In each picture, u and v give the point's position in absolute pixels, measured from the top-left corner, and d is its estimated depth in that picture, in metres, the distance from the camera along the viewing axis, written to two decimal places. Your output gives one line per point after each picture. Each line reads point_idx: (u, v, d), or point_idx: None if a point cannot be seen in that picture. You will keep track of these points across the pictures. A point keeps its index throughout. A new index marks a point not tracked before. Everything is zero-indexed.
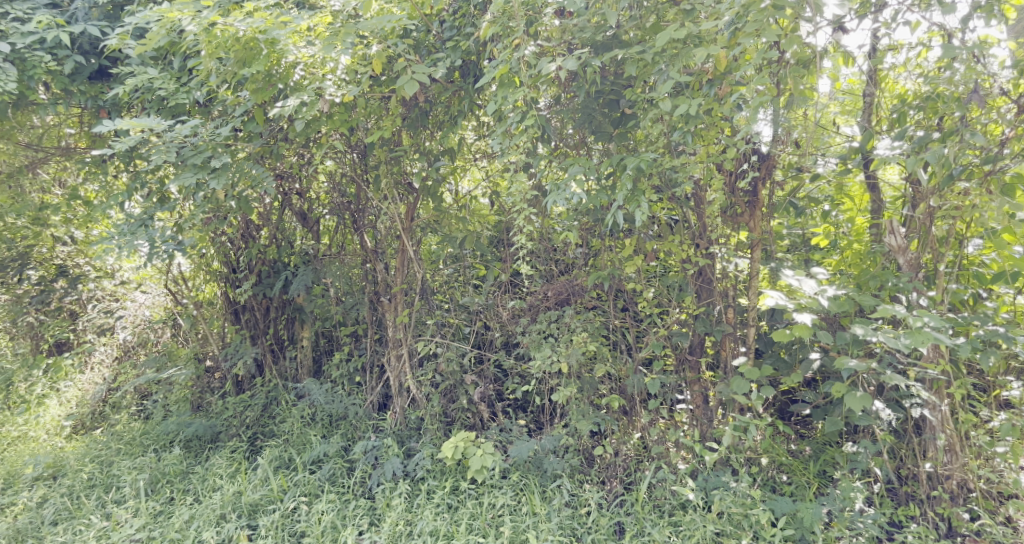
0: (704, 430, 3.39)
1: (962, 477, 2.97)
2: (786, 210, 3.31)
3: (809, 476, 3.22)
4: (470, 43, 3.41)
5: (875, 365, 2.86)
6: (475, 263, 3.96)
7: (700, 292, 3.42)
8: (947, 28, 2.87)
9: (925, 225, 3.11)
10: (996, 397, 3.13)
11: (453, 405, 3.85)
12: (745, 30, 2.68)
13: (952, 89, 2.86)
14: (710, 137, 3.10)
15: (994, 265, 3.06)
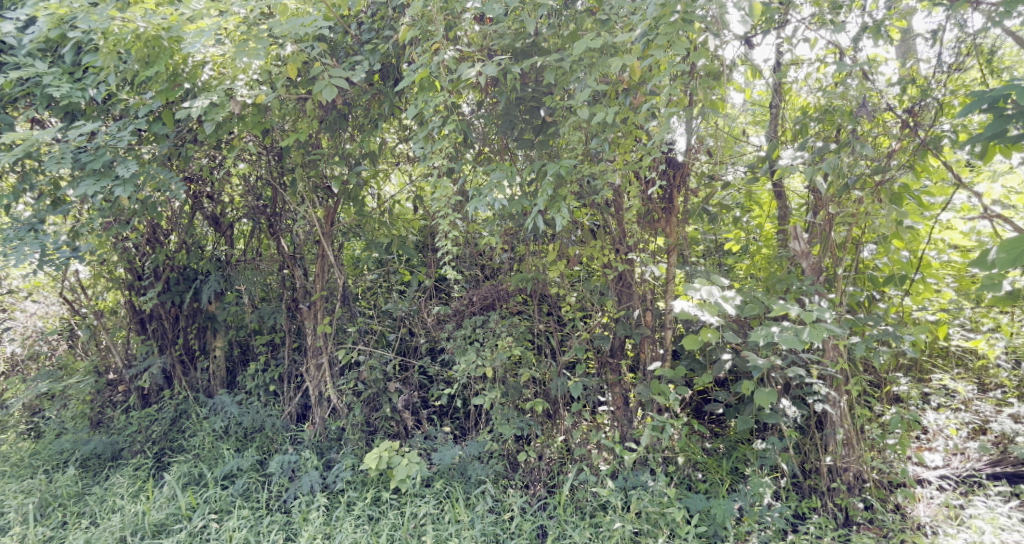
0: (625, 431, 3.45)
1: (858, 469, 3.13)
2: (700, 216, 3.46)
3: (722, 474, 3.34)
4: (389, 46, 3.35)
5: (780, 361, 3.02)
6: (400, 268, 3.93)
7: (621, 296, 3.49)
8: (841, 47, 3.04)
9: (825, 231, 3.26)
10: (887, 392, 3.34)
11: (376, 414, 3.80)
12: (657, 42, 2.74)
13: (845, 104, 3.01)
14: (627, 145, 3.14)
15: (885, 269, 3.32)
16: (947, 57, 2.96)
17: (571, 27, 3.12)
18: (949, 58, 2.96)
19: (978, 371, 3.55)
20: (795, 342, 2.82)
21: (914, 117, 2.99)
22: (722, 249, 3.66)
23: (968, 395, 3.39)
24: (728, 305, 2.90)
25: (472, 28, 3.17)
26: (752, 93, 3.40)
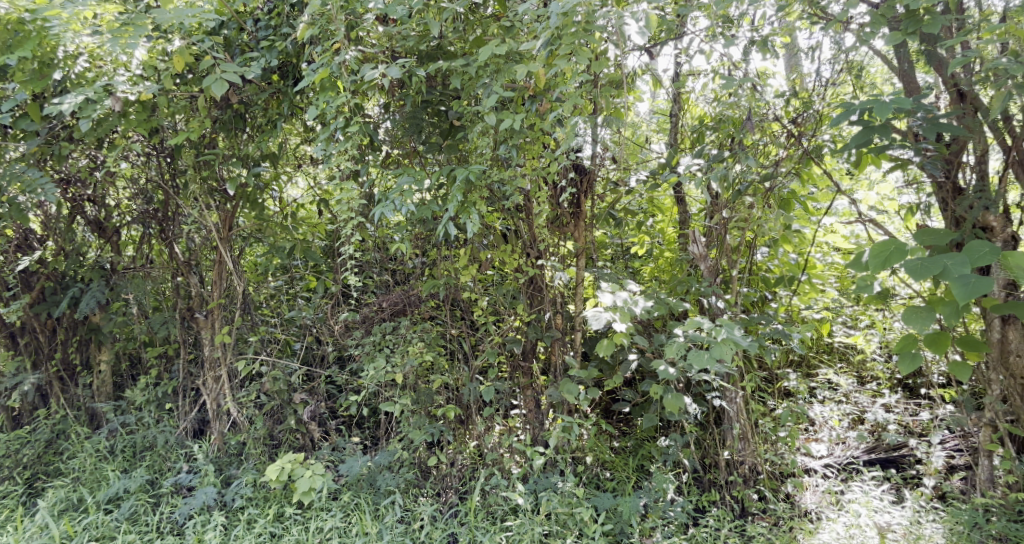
0: (536, 433, 3.46)
1: (753, 461, 3.24)
2: (607, 220, 3.52)
3: (629, 472, 3.41)
4: (287, 44, 3.23)
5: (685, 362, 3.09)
6: (305, 274, 3.79)
7: (532, 299, 3.48)
8: (732, 60, 3.16)
9: (721, 235, 3.39)
10: (778, 388, 3.59)
11: (280, 426, 3.65)
12: (560, 52, 2.75)
13: (733, 115, 3.18)
14: (534, 151, 3.14)
15: (776, 270, 3.52)
16: (828, 72, 3.11)
17: (477, 33, 3.12)
18: (829, 72, 3.11)
19: (857, 364, 3.82)
20: (703, 359, 2.88)
21: (798, 127, 3.15)
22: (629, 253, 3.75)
23: (847, 388, 3.63)
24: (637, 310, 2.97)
25: (374, 27, 3.10)
26: (656, 102, 3.54)
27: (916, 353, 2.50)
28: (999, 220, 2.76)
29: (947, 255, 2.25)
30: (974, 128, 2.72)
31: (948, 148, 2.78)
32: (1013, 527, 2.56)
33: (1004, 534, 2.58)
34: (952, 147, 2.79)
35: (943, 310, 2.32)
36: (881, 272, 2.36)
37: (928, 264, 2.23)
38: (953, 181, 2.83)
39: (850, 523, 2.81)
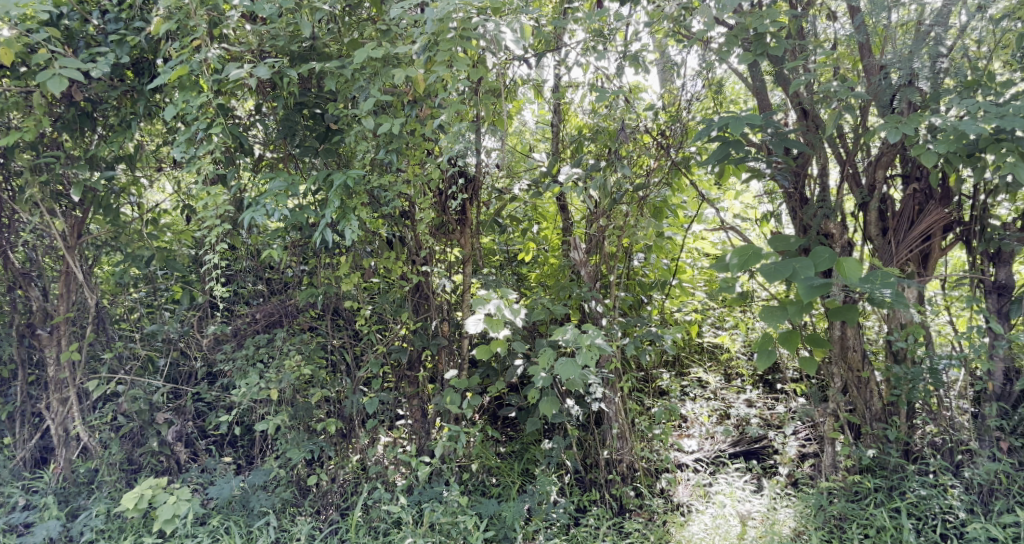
0: (422, 444, 3.32)
1: (631, 460, 3.31)
2: (492, 227, 3.49)
3: (514, 476, 3.38)
4: (140, 39, 3.00)
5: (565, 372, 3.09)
6: (170, 286, 3.55)
7: (417, 307, 3.35)
8: (607, 73, 3.27)
9: (599, 241, 3.45)
10: (654, 387, 3.73)
11: (140, 450, 3.38)
12: (437, 57, 2.70)
13: (607, 126, 3.26)
14: (416, 156, 3.03)
15: (651, 275, 3.65)
16: (694, 88, 3.26)
17: (352, 35, 3.01)
18: (695, 88, 3.25)
19: (724, 362, 4.05)
20: (571, 368, 2.88)
21: (666, 139, 3.30)
22: (514, 259, 3.72)
23: (715, 385, 3.88)
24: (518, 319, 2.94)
25: (239, 24, 2.93)
26: (541, 111, 3.54)
27: (773, 350, 2.69)
28: (839, 227, 2.99)
29: (797, 259, 2.43)
30: (815, 144, 2.96)
31: (795, 160, 3.01)
32: (851, 507, 2.76)
33: (844, 514, 2.77)
34: (799, 160, 3.02)
35: (791, 311, 2.50)
36: (741, 273, 2.51)
37: (779, 267, 2.41)
38: (800, 192, 3.06)
39: (716, 514, 2.94)
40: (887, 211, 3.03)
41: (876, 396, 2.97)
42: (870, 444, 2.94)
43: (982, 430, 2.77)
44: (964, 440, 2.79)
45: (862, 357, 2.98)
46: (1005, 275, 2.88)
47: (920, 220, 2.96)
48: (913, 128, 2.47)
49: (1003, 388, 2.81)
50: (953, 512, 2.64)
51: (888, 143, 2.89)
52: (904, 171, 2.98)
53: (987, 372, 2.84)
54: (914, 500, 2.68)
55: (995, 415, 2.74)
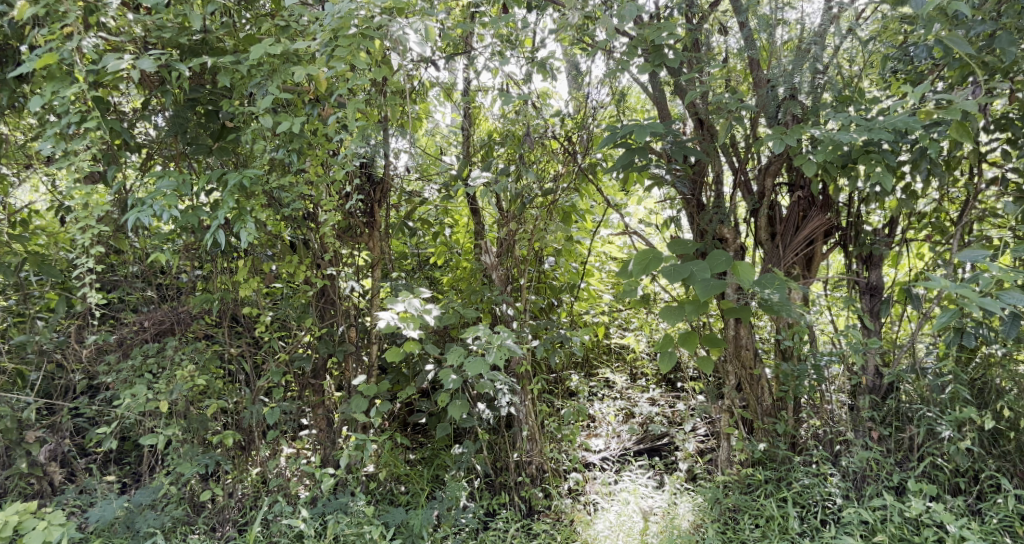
0: (327, 454, 3.23)
1: (540, 461, 3.32)
2: (401, 230, 3.42)
3: (423, 483, 3.29)
4: (3, 24, 2.77)
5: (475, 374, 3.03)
6: (45, 293, 3.27)
7: (322, 312, 3.25)
8: (516, 79, 3.28)
9: (510, 245, 3.44)
10: (564, 388, 3.78)
11: (6, 473, 3.11)
12: (337, 54, 2.60)
13: (513, 132, 3.32)
14: (319, 154, 2.92)
15: (561, 278, 3.71)
16: (602, 95, 3.32)
17: (248, 30, 2.91)
18: (603, 95, 3.32)
19: (630, 362, 4.18)
20: (479, 366, 2.80)
21: (574, 145, 3.33)
22: (427, 263, 3.70)
23: (622, 385, 3.98)
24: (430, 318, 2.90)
25: (120, 13, 2.74)
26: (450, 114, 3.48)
27: (672, 351, 2.80)
28: (731, 232, 3.15)
29: (694, 262, 2.54)
30: (710, 153, 3.08)
31: (692, 168, 3.13)
32: (743, 499, 2.90)
33: (737, 505, 2.92)
34: (696, 168, 3.14)
35: (689, 310, 2.58)
36: (643, 277, 2.61)
37: (678, 268, 2.52)
38: (697, 199, 3.18)
39: (620, 511, 3.01)
40: (775, 217, 3.19)
41: (766, 393, 3.13)
42: (762, 438, 3.10)
43: (857, 421, 2.95)
44: (841, 432, 2.97)
45: (754, 354, 3.14)
46: (877, 277, 3.12)
47: (804, 226, 3.13)
48: (794, 139, 2.64)
49: (874, 382, 3.03)
50: (832, 498, 2.80)
51: (775, 153, 3.04)
52: (790, 180, 3.15)
53: (861, 367, 3.04)
54: (799, 489, 2.83)
55: (868, 406, 2.93)
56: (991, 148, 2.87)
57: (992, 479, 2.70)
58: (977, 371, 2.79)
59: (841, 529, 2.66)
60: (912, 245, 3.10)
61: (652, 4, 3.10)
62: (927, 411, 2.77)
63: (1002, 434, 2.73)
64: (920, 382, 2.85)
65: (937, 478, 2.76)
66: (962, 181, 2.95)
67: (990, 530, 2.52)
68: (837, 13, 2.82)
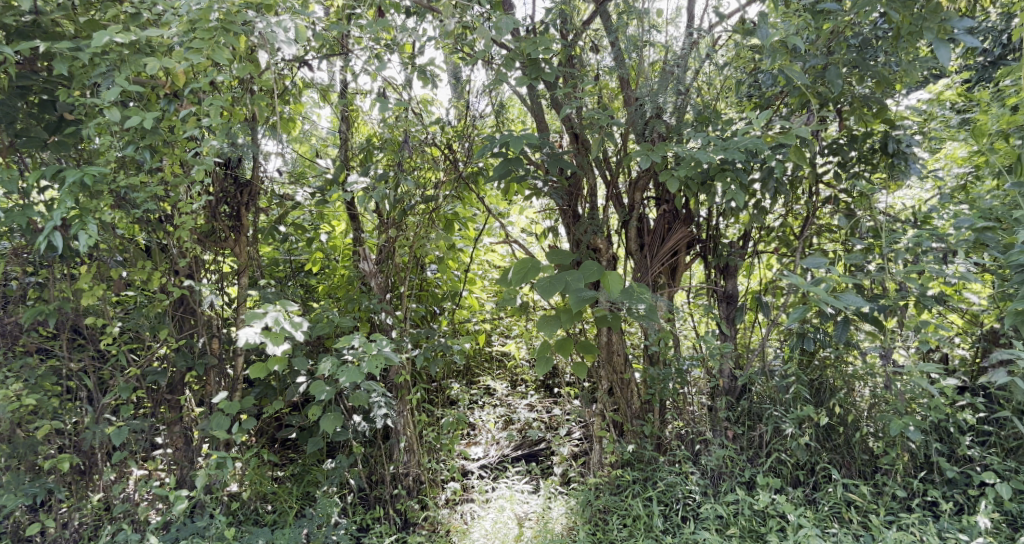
0: (183, 475, 3.04)
1: (418, 472, 3.26)
2: (270, 235, 3.24)
3: (292, 501, 3.15)
4: None
5: (349, 386, 2.92)
6: None
7: (180, 323, 3.04)
8: (395, 83, 3.20)
9: (388, 252, 3.37)
10: (445, 398, 3.73)
11: None
12: (194, 45, 2.44)
13: (389, 136, 3.25)
14: (175, 153, 2.74)
15: (443, 286, 3.70)
16: (483, 106, 3.34)
17: (91, 15, 2.66)
18: (485, 107, 3.34)
19: (511, 369, 4.23)
20: (356, 376, 2.71)
21: (454, 153, 3.32)
22: (302, 270, 3.55)
23: (502, 392, 4.01)
24: (297, 335, 2.69)
25: None
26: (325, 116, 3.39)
27: (549, 357, 2.85)
28: (605, 242, 3.25)
29: (570, 273, 2.61)
30: (585, 166, 3.19)
31: (568, 181, 3.22)
32: (613, 500, 3.00)
33: (607, 506, 3.01)
34: (572, 181, 3.24)
35: (563, 320, 2.67)
36: (521, 287, 2.66)
37: (554, 281, 2.58)
38: (573, 209, 3.27)
39: (496, 519, 3.04)
40: (643, 229, 3.34)
41: (636, 396, 3.25)
42: (631, 440, 3.22)
43: (715, 421, 3.15)
44: (701, 432, 3.16)
45: (625, 360, 3.26)
46: (733, 286, 3.33)
47: (669, 238, 3.30)
48: (659, 156, 2.78)
49: (730, 384, 3.21)
50: (692, 496, 2.96)
51: (644, 169, 3.19)
52: (657, 194, 3.31)
53: (719, 370, 3.22)
54: (662, 488, 2.98)
55: (724, 407, 3.12)
56: (825, 170, 3.17)
57: (826, 470, 2.95)
58: (815, 371, 3.03)
59: (699, 524, 2.81)
60: (762, 256, 3.35)
61: (528, 19, 3.16)
62: (774, 410, 3.00)
63: (834, 429, 2.98)
64: (769, 383, 3.09)
65: (781, 472, 2.97)
66: (803, 198, 3.20)
67: (823, 517, 2.75)
68: (697, 39, 3.03)
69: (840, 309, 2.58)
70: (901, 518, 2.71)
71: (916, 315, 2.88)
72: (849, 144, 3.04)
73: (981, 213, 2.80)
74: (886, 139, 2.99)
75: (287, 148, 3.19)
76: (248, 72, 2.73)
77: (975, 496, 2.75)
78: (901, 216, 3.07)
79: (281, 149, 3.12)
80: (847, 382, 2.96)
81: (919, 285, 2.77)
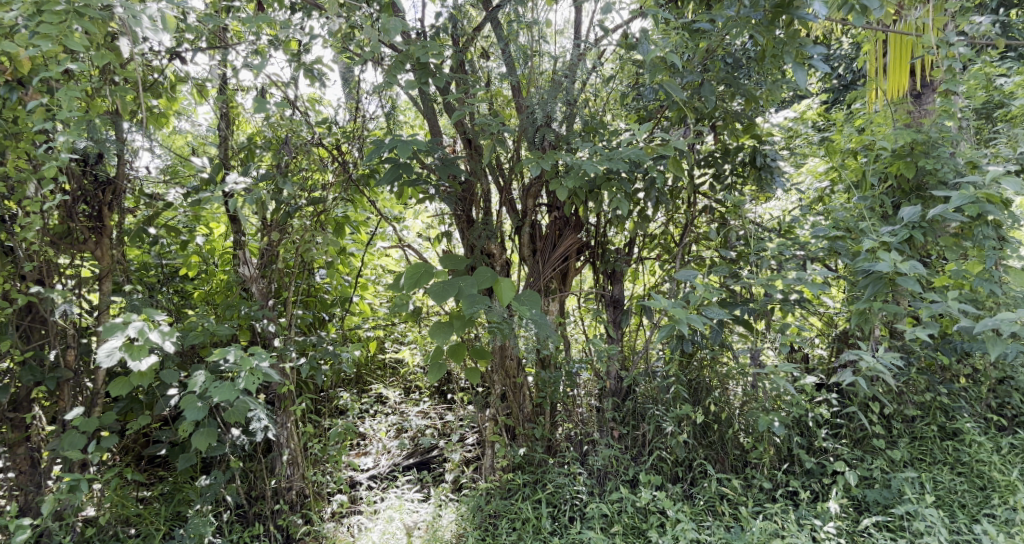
0: (29, 500, 2.77)
1: (301, 486, 3.14)
2: (139, 236, 3.01)
3: (159, 522, 2.93)
4: None
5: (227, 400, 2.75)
6: None
7: (28, 333, 2.80)
8: (281, 80, 3.07)
9: (271, 257, 3.23)
10: (333, 407, 3.62)
11: None
12: (38, 30, 2.23)
13: (268, 136, 3.11)
14: (21, 147, 2.52)
15: (333, 292, 3.60)
16: (373, 107, 3.22)
17: None
18: (376, 108, 3.23)
19: (404, 376, 4.17)
20: (229, 392, 2.54)
21: (343, 155, 3.21)
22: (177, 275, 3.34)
23: (394, 400, 3.95)
24: (165, 345, 2.51)
25: None
26: (202, 113, 3.14)
27: (443, 364, 2.81)
28: (498, 247, 3.25)
29: (462, 279, 2.60)
30: (477, 172, 3.19)
31: (461, 186, 3.21)
32: (503, 504, 3.01)
33: (497, 511, 3.02)
34: (465, 186, 3.22)
35: (457, 326, 2.65)
36: (412, 292, 2.64)
37: (447, 286, 2.57)
38: (467, 214, 3.26)
39: (384, 530, 2.98)
40: (536, 234, 3.36)
41: (528, 400, 3.27)
42: (523, 443, 3.22)
43: (602, 422, 3.22)
44: (589, 433, 3.23)
45: (517, 364, 3.24)
46: (619, 291, 3.42)
47: (560, 244, 3.34)
48: (547, 164, 2.82)
49: (616, 385, 3.30)
50: (579, 496, 3.02)
51: (535, 177, 3.21)
52: (548, 200, 3.34)
53: (607, 372, 3.31)
54: (551, 490, 3.01)
55: (611, 408, 3.21)
56: (703, 181, 3.32)
57: (702, 466, 3.09)
58: (694, 372, 3.17)
59: (585, 524, 2.87)
60: (646, 263, 3.48)
61: (419, 22, 3.12)
62: (655, 410, 3.13)
63: (709, 426, 3.13)
64: (651, 383, 3.20)
65: (662, 469, 3.08)
66: (683, 207, 3.34)
67: (698, 511, 2.88)
68: (583, 51, 3.09)
69: (699, 328, 2.76)
70: (766, 508, 2.87)
71: (782, 318, 3.07)
72: (723, 157, 3.24)
73: (835, 224, 3.03)
74: (755, 153, 3.17)
75: (156, 143, 2.93)
76: (107, 61, 2.52)
77: (829, 484, 2.95)
78: (769, 226, 3.28)
79: (151, 145, 2.91)
80: (722, 382, 3.11)
81: (781, 290, 2.95)
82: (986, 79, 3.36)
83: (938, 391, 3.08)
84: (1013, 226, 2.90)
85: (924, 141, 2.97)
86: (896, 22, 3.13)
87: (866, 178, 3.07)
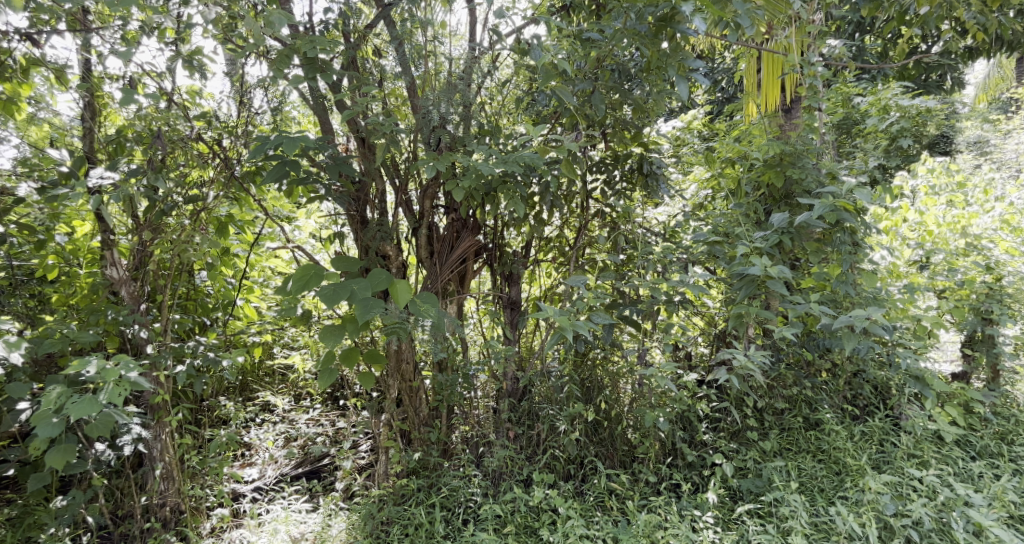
0: None
1: (177, 501, 2.95)
2: None
3: None
4: None
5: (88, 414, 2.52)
6: None
7: None
8: (156, 70, 2.88)
9: (144, 258, 3.02)
10: (215, 416, 3.43)
11: None
12: None
13: (139, 129, 2.90)
14: None
15: (215, 295, 3.41)
16: (260, 101, 3.07)
17: None
18: (262, 103, 3.07)
19: (295, 383, 4.02)
20: (88, 407, 2.31)
21: (228, 150, 3.05)
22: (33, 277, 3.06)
23: (283, 408, 3.80)
24: (11, 357, 2.28)
25: None
26: (61, 101, 2.88)
27: (334, 370, 2.72)
28: (394, 249, 3.20)
29: (355, 281, 2.54)
30: (372, 172, 3.11)
31: (354, 186, 3.13)
32: (396, 510, 2.96)
33: (389, 518, 2.96)
34: (358, 186, 3.14)
35: (349, 330, 2.58)
36: (301, 295, 2.53)
37: (338, 290, 2.49)
38: (361, 215, 3.17)
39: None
40: (433, 236, 3.32)
41: (423, 404, 3.23)
42: (418, 447, 3.19)
43: (498, 423, 3.23)
44: (485, 434, 3.24)
45: (414, 368, 3.19)
46: (516, 293, 3.45)
47: (457, 246, 3.32)
48: (442, 164, 2.81)
49: (513, 386, 3.31)
50: (473, 498, 3.03)
51: (432, 178, 3.19)
52: (446, 202, 3.32)
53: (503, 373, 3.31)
54: (444, 494, 2.99)
55: (507, 409, 3.22)
56: (594, 186, 3.41)
57: (592, 463, 3.17)
58: (587, 372, 3.25)
59: (477, 526, 2.87)
60: (542, 265, 3.53)
61: (308, 16, 3.03)
62: (549, 410, 3.18)
63: (600, 424, 3.22)
64: (546, 384, 3.25)
65: (554, 467, 3.14)
66: (576, 211, 3.42)
67: (588, 507, 2.95)
68: (478, 55, 3.11)
69: (587, 328, 2.83)
70: (651, 501, 2.97)
71: (667, 319, 3.20)
72: (613, 162, 3.34)
73: (714, 229, 3.20)
74: (642, 161, 3.31)
75: (8, 132, 2.75)
76: None
77: (708, 476, 3.11)
78: (656, 230, 3.41)
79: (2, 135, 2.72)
80: (613, 380, 3.21)
81: (665, 293, 3.08)
82: (842, 98, 3.66)
83: (804, 385, 3.32)
84: (866, 232, 3.16)
85: (791, 152, 3.16)
86: (767, 42, 3.35)
87: (741, 186, 3.27)
